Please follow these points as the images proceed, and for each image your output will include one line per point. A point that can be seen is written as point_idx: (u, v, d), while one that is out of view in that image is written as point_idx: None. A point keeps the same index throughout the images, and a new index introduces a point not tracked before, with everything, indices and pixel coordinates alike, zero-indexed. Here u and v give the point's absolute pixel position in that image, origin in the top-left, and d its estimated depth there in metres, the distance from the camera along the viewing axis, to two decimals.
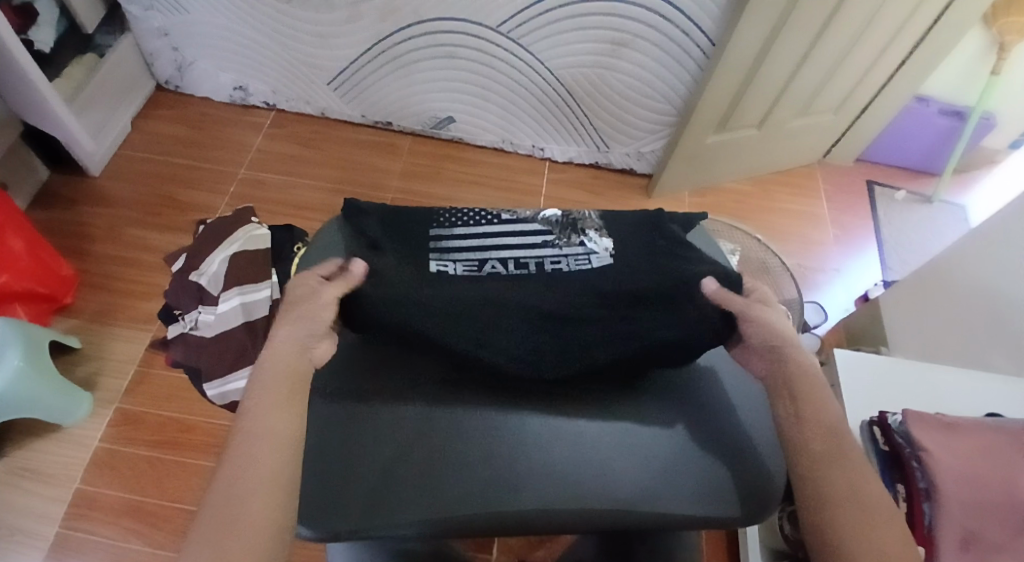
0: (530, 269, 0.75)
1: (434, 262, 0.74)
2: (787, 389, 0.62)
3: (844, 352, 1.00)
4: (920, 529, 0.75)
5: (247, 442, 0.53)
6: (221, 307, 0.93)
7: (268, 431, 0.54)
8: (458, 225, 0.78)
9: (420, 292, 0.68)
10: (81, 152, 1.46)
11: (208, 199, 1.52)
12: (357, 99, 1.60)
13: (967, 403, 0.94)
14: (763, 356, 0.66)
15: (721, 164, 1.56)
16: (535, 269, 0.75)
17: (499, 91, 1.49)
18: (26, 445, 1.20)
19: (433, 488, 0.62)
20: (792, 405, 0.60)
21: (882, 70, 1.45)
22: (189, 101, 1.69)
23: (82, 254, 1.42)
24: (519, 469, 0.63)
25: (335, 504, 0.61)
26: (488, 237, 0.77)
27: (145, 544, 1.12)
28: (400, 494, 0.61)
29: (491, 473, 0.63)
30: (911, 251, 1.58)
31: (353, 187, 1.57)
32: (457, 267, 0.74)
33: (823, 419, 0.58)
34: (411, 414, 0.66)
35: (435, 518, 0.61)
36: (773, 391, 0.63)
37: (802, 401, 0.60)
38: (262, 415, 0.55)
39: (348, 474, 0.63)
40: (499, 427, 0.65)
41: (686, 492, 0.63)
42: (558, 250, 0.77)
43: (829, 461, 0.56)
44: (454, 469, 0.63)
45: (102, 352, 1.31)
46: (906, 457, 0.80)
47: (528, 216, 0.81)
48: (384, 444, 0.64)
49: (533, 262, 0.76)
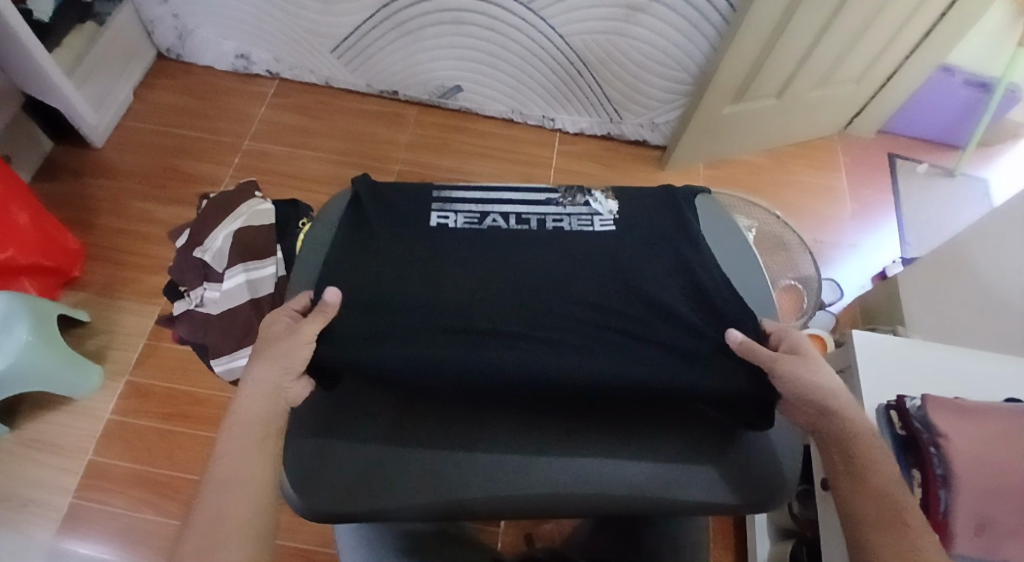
0: (532, 225, 0.78)
1: (434, 217, 0.77)
2: (843, 451, 0.60)
3: (861, 332, 0.98)
4: (935, 514, 0.72)
5: (223, 492, 0.55)
6: (226, 284, 0.92)
7: (242, 480, 0.56)
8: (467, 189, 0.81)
9: (418, 291, 0.70)
10: (83, 123, 1.44)
11: (213, 171, 1.50)
12: (363, 68, 1.56)
13: (987, 387, 0.92)
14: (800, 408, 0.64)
15: (737, 135, 1.51)
16: (537, 225, 0.78)
17: (509, 59, 1.45)
18: (37, 417, 1.21)
19: (442, 476, 0.64)
20: (846, 467, 0.59)
21: (908, 38, 1.39)
22: (192, 69, 1.65)
23: (88, 227, 1.41)
24: (529, 460, 0.65)
25: (338, 491, 0.64)
26: (491, 192, 0.81)
27: (157, 515, 1.14)
28: (410, 486, 0.64)
29: (501, 465, 0.64)
30: (930, 227, 1.54)
31: (358, 158, 1.54)
32: (457, 220, 0.77)
33: (881, 479, 0.58)
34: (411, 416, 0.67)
35: (440, 504, 0.64)
36: (824, 444, 0.62)
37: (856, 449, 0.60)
38: (236, 463, 0.57)
39: (361, 464, 0.65)
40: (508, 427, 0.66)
41: (693, 482, 0.65)
42: (561, 209, 0.80)
43: (885, 528, 0.55)
44: (458, 463, 0.65)
45: (110, 326, 1.31)
46: (924, 442, 0.77)
47: (552, 193, 0.82)
48: (395, 437, 0.66)
49: (535, 218, 0.79)
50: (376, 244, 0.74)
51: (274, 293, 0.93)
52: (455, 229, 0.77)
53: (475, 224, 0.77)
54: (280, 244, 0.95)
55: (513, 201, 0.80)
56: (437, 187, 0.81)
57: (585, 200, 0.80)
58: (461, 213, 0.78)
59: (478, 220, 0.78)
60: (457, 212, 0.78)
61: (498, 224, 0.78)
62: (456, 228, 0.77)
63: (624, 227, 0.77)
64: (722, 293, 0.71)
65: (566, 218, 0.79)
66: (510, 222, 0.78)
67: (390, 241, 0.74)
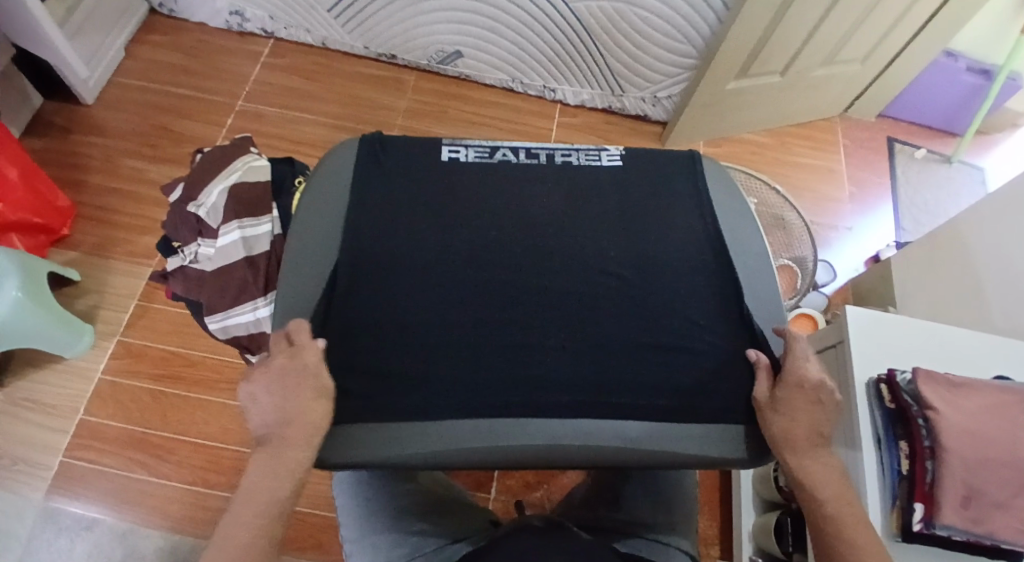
0: (543, 156, 0.79)
1: (447, 147, 0.77)
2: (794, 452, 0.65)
3: (855, 309, 0.94)
4: (922, 485, 0.74)
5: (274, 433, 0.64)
6: (221, 240, 0.90)
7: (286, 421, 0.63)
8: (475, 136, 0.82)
9: (418, 226, 0.71)
10: (73, 77, 1.40)
11: (207, 132, 1.47)
12: (360, 30, 1.52)
13: (977, 359, 0.92)
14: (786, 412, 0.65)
15: (740, 111, 1.50)
16: (563, 160, 0.79)
17: (512, 26, 1.42)
18: (26, 375, 1.20)
19: (441, 425, 0.61)
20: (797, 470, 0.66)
21: (915, 19, 1.37)
22: (185, 26, 1.60)
23: (78, 185, 1.38)
24: (529, 406, 0.62)
25: (336, 432, 0.62)
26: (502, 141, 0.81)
27: (150, 475, 1.14)
28: (405, 433, 0.61)
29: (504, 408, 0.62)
30: (924, 211, 1.56)
31: (356, 124, 1.52)
32: (470, 151, 0.77)
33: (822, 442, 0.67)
34: (398, 365, 0.64)
35: (443, 454, 0.60)
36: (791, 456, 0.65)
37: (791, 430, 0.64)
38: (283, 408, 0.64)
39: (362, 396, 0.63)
40: (521, 371, 0.64)
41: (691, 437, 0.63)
42: (567, 148, 0.80)
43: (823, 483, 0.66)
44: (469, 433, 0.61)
45: (101, 286, 1.29)
46: (912, 415, 0.78)
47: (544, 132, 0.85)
48: (386, 379, 0.64)
49: (544, 153, 0.79)
50: (390, 153, 0.77)
51: (271, 251, 0.91)
52: (469, 158, 0.77)
53: (487, 154, 0.78)
54: (275, 202, 0.93)
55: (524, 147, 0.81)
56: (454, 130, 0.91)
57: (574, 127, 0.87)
58: (473, 145, 0.78)
59: (490, 149, 0.78)
60: (468, 144, 0.78)
61: (510, 155, 0.78)
62: (470, 158, 0.77)
63: (632, 161, 0.79)
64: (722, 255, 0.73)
65: (575, 151, 0.79)
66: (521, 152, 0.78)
67: (399, 180, 0.74)
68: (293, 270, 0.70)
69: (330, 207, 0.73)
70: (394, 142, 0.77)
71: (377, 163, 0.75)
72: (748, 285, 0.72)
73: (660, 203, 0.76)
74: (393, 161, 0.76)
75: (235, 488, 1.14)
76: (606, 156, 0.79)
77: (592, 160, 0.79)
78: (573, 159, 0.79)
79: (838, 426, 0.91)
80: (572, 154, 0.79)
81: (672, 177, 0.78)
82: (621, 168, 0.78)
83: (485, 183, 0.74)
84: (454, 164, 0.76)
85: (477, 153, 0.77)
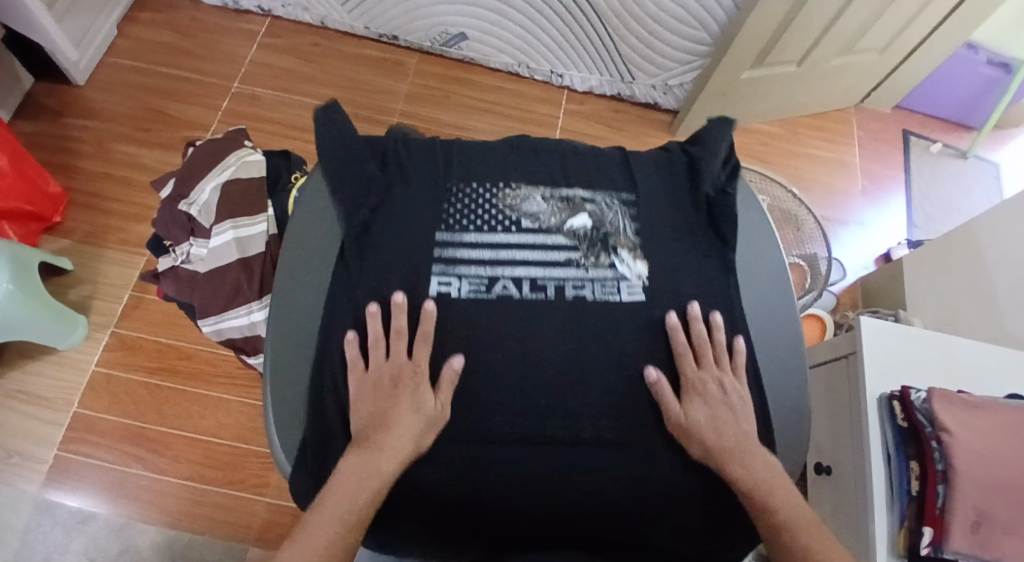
0: (526, 158, 0.70)
1: (416, 151, 0.68)
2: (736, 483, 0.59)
3: (869, 318, 0.91)
4: (932, 508, 0.72)
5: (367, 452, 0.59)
6: (214, 241, 0.87)
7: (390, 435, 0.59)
8: (469, 229, 0.65)
9: (401, 243, 0.64)
10: (63, 57, 1.35)
11: (201, 115, 1.42)
12: (360, 10, 1.46)
13: (988, 377, 0.89)
14: (705, 408, 0.61)
15: (753, 101, 1.45)
16: (552, 164, 0.70)
17: (519, 9, 1.36)
18: (19, 367, 1.18)
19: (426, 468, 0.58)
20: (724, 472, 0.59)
21: (938, 10, 1.32)
22: (178, 2, 1.54)
23: (70, 170, 1.34)
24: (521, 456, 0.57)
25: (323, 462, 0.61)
26: (495, 217, 0.66)
27: (146, 469, 1.13)
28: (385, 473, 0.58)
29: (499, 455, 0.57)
30: (937, 207, 1.52)
31: (355, 109, 1.47)
32: (442, 157, 0.68)
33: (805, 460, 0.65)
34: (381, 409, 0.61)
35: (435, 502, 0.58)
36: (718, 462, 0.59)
37: (727, 462, 0.59)
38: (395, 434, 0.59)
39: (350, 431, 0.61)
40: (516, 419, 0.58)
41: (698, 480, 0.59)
42: (583, 273, 0.64)
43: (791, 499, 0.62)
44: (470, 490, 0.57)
45: (94, 275, 1.26)
46: (926, 436, 0.76)
47: (551, 222, 0.67)
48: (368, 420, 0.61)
49: (553, 283, 0.64)
50: (359, 216, 0.64)
51: (266, 253, 0.87)
52: (443, 166, 0.68)
53: (463, 158, 0.69)
54: (271, 200, 0.90)
55: (521, 250, 0.65)
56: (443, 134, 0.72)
57: (590, 205, 0.67)
58: (444, 149, 0.69)
59: (467, 155, 0.70)
60: (441, 145, 0.70)
61: (492, 161, 0.69)
62: (444, 166, 0.68)
63: (624, 161, 0.71)
64: (729, 260, 0.66)
65: (563, 153, 0.71)
66: (504, 154, 0.70)
67: (371, 192, 0.65)
68: (277, 319, 0.65)
69: (303, 305, 0.64)
70: (359, 148, 0.67)
71: (340, 181, 0.65)
72: (758, 299, 0.66)
73: (661, 211, 0.67)
74: (360, 175, 0.66)
75: (232, 484, 1.13)
76: (595, 153, 0.72)
77: (580, 162, 0.71)
78: (561, 161, 0.71)
79: (849, 436, 0.90)
80: (561, 154, 0.71)
81: (672, 176, 0.70)
82: (610, 165, 0.71)
83: (466, 202, 0.66)
84: (433, 173, 0.67)
85: (454, 163, 0.68)
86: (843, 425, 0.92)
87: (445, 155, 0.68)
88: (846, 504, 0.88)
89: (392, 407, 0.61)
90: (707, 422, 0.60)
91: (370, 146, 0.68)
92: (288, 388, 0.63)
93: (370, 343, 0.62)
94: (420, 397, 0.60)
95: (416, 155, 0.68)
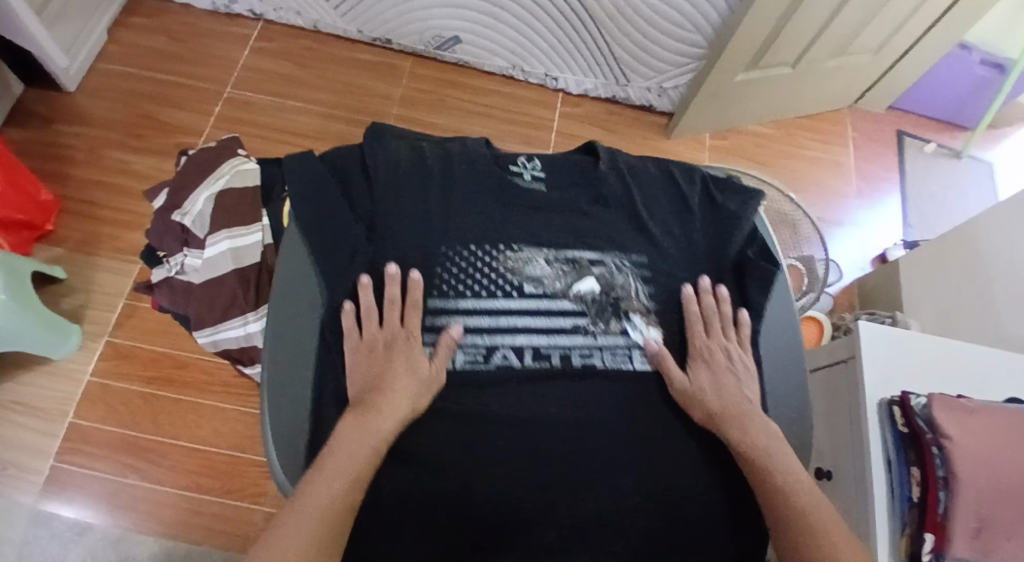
0: (541, 199, 0.77)
1: (435, 169, 0.75)
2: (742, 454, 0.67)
3: (867, 323, 0.91)
4: (933, 515, 0.72)
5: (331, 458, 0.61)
6: (208, 252, 0.86)
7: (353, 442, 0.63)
8: (467, 297, 0.71)
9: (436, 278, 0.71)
10: (55, 65, 1.34)
11: (195, 121, 1.41)
12: (354, 14, 1.45)
13: (986, 381, 0.89)
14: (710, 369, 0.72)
15: (748, 103, 1.45)
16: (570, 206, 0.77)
17: (513, 12, 1.36)
18: (13, 378, 1.17)
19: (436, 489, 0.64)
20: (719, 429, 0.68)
21: (931, 10, 1.32)
22: (170, 7, 1.53)
23: (63, 178, 1.33)
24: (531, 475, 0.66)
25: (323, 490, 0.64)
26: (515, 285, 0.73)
27: (143, 479, 1.12)
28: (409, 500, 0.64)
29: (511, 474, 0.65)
30: (931, 206, 1.52)
31: (349, 114, 1.46)
32: (464, 181, 0.75)
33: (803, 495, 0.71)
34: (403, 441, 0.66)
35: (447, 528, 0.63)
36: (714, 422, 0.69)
37: (725, 424, 0.68)
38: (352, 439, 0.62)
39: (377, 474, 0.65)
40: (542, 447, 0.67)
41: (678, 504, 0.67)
42: (592, 339, 0.72)
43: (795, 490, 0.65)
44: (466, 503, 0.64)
45: (87, 284, 1.25)
46: (926, 441, 0.76)
47: (558, 288, 0.73)
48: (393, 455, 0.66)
49: (558, 352, 0.71)
50: (385, 238, 0.71)
51: (261, 263, 0.87)
52: (468, 203, 0.74)
53: (490, 191, 0.76)
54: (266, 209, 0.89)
55: (530, 323, 0.72)
56: (454, 155, 0.77)
57: (596, 269, 0.75)
58: (467, 175, 0.76)
59: (495, 188, 0.76)
60: (463, 164, 0.76)
61: (514, 195, 0.76)
62: (468, 203, 0.74)
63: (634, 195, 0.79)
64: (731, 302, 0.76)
65: (576, 185, 0.79)
66: (522, 187, 0.77)
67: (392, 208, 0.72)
68: (277, 322, 0.69)
69: (304, 318, 0.70)
70: (382, 166, 0.74)
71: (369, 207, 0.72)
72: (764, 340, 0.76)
73: (662, 243, 0.77)
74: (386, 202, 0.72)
75: (230, 494, 1.13)
76: (607, 192, 0.79)
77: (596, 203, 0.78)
78: (577, 203, 0.78)
79: (847, 440, 0.90)
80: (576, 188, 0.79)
81: (681, 212, 0.79)
82: (622, 210, 0.78)
83: (485, 236, 0.73)
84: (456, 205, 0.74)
85: (473, 185, 0.75)
86: (843, 430, 0.92)
87: (464, 174, 0.76)
88: (843, 508, 0.88)
89: (391, 368, 0.67)
90: (707, 379, 0.71)
91: (389, 166, 0.74)
92: (297, 396, 0.67)
93: (363, 316, 0.69)
94: (414, 361, 0.68)
95: (437, 175, 0.75)
